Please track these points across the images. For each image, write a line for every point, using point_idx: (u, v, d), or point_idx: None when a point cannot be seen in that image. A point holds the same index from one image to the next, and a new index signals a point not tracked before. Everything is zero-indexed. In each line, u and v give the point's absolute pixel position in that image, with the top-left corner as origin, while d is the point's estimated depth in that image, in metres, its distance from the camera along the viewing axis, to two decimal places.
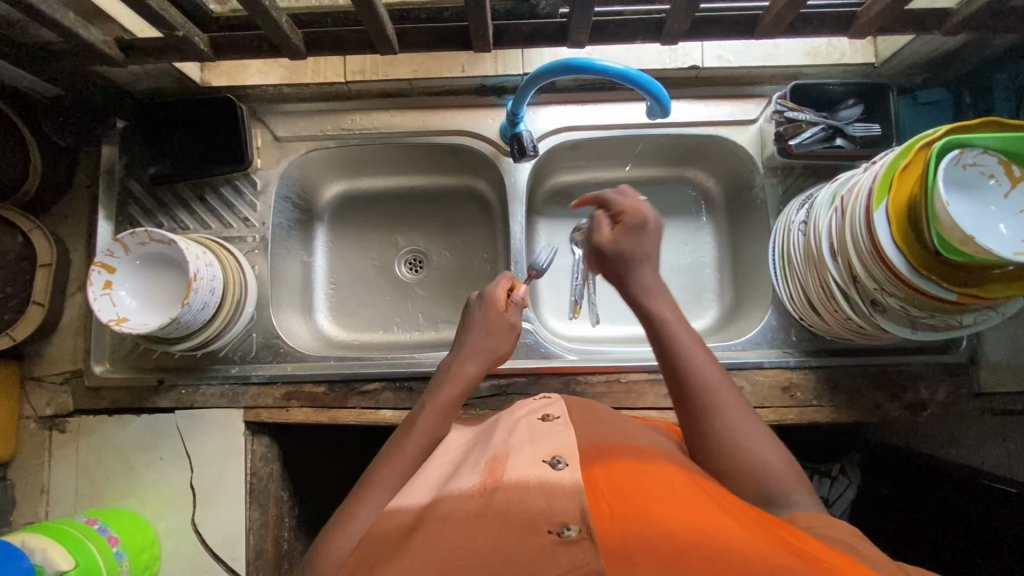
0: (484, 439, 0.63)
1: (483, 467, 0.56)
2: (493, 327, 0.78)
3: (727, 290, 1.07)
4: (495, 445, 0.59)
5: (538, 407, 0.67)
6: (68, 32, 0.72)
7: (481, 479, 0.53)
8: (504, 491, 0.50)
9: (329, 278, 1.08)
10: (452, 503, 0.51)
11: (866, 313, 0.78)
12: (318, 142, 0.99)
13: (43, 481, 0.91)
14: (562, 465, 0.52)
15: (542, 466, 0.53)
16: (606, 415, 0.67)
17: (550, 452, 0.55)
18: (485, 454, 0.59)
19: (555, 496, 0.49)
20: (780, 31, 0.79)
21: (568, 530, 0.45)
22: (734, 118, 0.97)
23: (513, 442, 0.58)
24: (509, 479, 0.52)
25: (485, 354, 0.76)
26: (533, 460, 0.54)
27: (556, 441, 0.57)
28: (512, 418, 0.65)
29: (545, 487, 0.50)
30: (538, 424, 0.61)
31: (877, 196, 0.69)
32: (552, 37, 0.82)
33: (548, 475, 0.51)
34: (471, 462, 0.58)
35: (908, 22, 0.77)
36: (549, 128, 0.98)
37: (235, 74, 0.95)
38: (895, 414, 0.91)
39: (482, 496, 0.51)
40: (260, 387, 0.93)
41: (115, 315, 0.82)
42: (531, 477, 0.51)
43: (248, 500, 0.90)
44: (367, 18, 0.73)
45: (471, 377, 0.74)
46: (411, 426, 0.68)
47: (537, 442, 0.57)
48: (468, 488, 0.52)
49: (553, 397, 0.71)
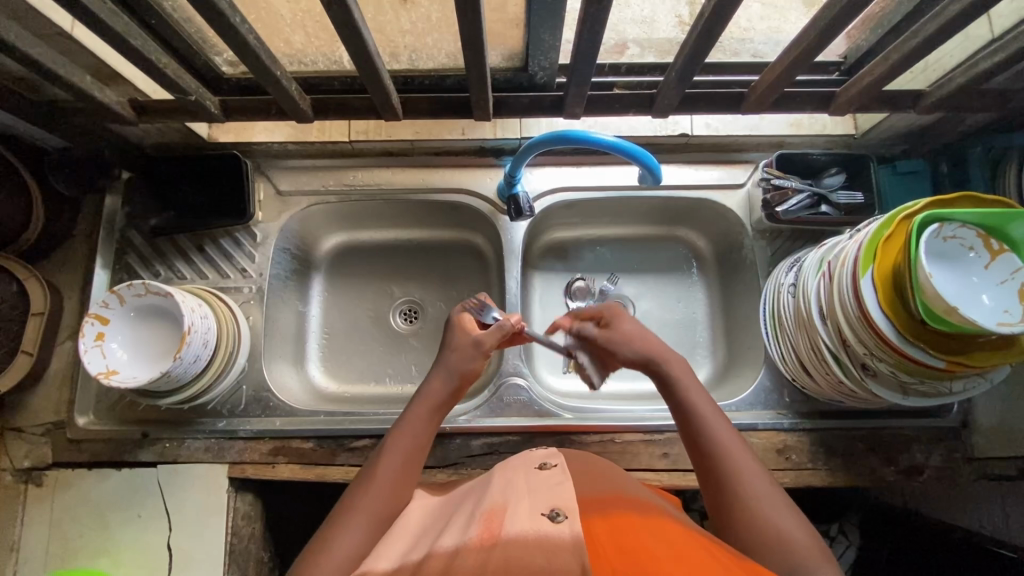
0: (480, 494, 0.62)
1: (480, 520, 0.54)
2: (452, 349, 0.76)
3: (719, 347, 1.07)
4: (493, 498, 0.59)
5: (535, 456, 0.67)
6: (83, 93, 0.74)
7: (479, 533, 0.52)
8: (502, 546, 0.49)
9: (324, 328, 1.08)
10: (449, 557, 0.50)
11: (856, 378, 0.79)
12: (320, 197, 1.01)
13: (13, 539, 0.87)
14: (561, 518, 0.51)
15: (540, 519, 0.51)
16: (607, 469, 0.67)
17: (549, 505, 0.53)
18: (481, 508, 0.57)
19: (555, 553, 0.47)
20: (765, 107, 0.83)
21: None
22: (722, 182, 1.00)
23: (510, 494, 0.57)
24: (507, 533, 0.50)
25: (448, 372, 0.74)
26: (531, 513, 0.52)
27: (555, 493, 0.55)
28: (511, 470, 0.64)
29: (544, 544, 0.48)
30: (537, 476, 0.61)
31: (863, 264, 0.71)
32: (548, 109, 0.87)
33: (547, 529, 0.50)
34: (465, 516, 0.57)
35: (884, 102, 0.82)
36: (544, 188, 1.01)
37: (242, 132, 0.99)
38: (891, 478, 0.90)
39: (479, 552, 0.49)
40: (247, 441, 0.91)
41: (104, 367, 0.80)
42: (530, 531, 0.50)
43: (227, 562, 0.86)
44: (372, 87, 0.76)
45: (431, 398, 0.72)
46: (372, 470, 0.66)
47: (536, 495, 0.56)
48: (465, 542, 0.51)
49: (551, 449, 0.71)
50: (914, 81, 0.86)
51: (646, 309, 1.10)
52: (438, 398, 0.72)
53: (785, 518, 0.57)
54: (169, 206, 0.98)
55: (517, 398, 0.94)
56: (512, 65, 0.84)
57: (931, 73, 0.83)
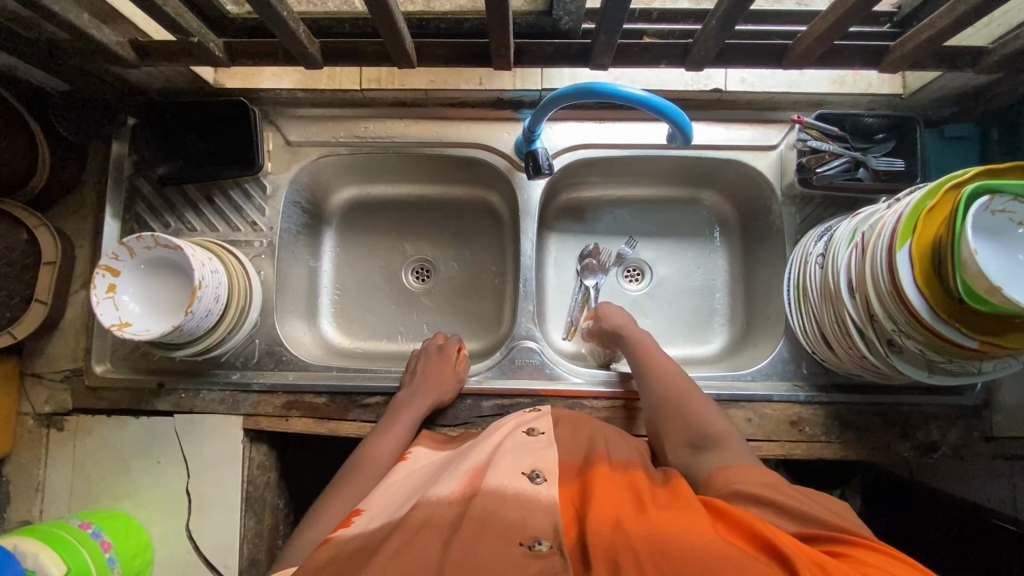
0: (476, 451, 0.65)
1: (462, 476, 0.59)
2: (415, 382, 0.87)
3: (738, 316, 1.05)
4: (478, 456, 0.63)
5: (526, 417, 0.74)
6: (80, 32, 0.70)
7: (460, 486, 0.57)
8: (482, 498, 0.54)
9: (335, 284, 1.07)
10: (430, 507, 0.54)
11: (881, 354, 0.76)
12: (330, 148, 0.98)
13: (39, 478, 0.90)
14: (540, 479, 0.58)
15: (521, 479, 0.57)
16: (590, 427, 0.71)
17: (529, 466, 0.60)
18: (467, 464, 0.62)
19: (529, 508, 0.53)
20: (809, 61, 0.77)
21: (539, 544, 0.48)
22: (754, 143, 0.95)
23: (494, 454, 0.63)
24: (487, 485, 0.55)
25: (412, 409, 0.85)
26: (513, 471, 0.58)
27: (534, 457, 0.62)
28: (500, 432, 0.69)
29: (520, 498, 0.54)
30: (523, 441, 0.66)
31: (901, 237, 0.67)
32: (573, 58, 0.80)
33: (526, 488, 0.56)
34: (451, 470, 0.62)
35: (941, 59, 0.75)
36: (565, 145, 0.96)
37: (248, 77, 0.93)
38: (904, 454, 0.89)
39: (460, 503, 0.54)
40: (260, 394, 0.92)
41: (118, 319, 0.80)
42: (508, 487, 0.55)
43: (244, 508, 0.89)
44: (387, 32, 0.71)
45: (389, 446, 0.81)
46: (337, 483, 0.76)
47: (518, 455, 0.63)
48: (447, 494, 0.56)
49: (541, 410, 0.76)
50: (976, 36, 0.79)
51: (664, 274, 1.07)
52: (415, 413, 0.84)
53: (711, 415, 0.73)
54: (176, 154, 0.93)
55: (529, 361, 0.93)
56: (535, 8, 0.79)
57: (996, 28, 0.76)
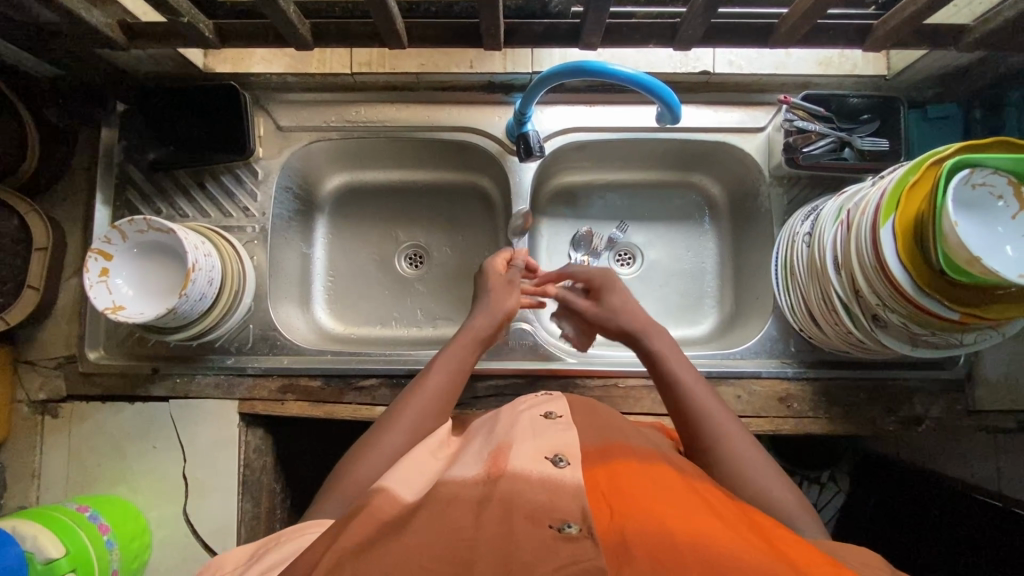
0: (486, 429, 0.65)
1: (486, 458, 0.57)
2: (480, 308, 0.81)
3: (727, 297, 1.06)
4: (499, 435, 0.61)
5: (538, 403, 0.69)
6: (70, 13, 0.70)
7: (483, 469, 0.55)
8: (507, 480, 0.52)
9: (328, 270, 1.07)
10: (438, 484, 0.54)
11: (867, 329, 0.78)
12: (322, 133, 0.98)
13: (35, 465, 0.90)
14: (564, 463, 0.54)
15: (543, 462, 0.54)
16: (605, 414, 0.68)
17: (551, 449, 0.57)
18: (489, 444, 0.60)
19: (556, 491, 0.50)
20: (795, 41, 0.78)
21: (568, 527, 0.46)
22: (743, 125, 0.96)
23: (515, 434, 0.60)
24: (512, 469, 0.53)
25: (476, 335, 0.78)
26: (535, 455, 0.55)
27: (556, 437, 0.59)
28: (516, 411, 0.66)
29: (546, 483, 0.51)
30: (540, 420, 0.63)
31: (884, 212, 0.69)
32: (563, 38, 0.81)
33: (549, 471, 0.53)
34: (475, 451, 0.60)
35: (923, 38, 0.77)
36: (556, 128, 0.97)
37: (239, 61, 0.94)
38: (890, 428, 0.91)
39: (486, 484, 0.52)
40: (255, 378, 0.92)
41: (111, 302, 0.81)
42: (533, 471, 0.53)
43: (240, 491, 0.89)
44: (377, 13, 0.71)
45: (440, 387, 0.72)
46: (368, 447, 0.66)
47: (538, 437, 0.59)
48: (472, 476, 0.54)
49: (552, 394, 0.73)
50: (957, 15, 0.80)
51: (654, 258, 1.08)
52: (476, 338, 0.78)
53: (764, 471, 0.63)
54: (167, 140, 0.93)
55: (522, 342, 0.94)
56: None
57: (977, 7, 0.77)
